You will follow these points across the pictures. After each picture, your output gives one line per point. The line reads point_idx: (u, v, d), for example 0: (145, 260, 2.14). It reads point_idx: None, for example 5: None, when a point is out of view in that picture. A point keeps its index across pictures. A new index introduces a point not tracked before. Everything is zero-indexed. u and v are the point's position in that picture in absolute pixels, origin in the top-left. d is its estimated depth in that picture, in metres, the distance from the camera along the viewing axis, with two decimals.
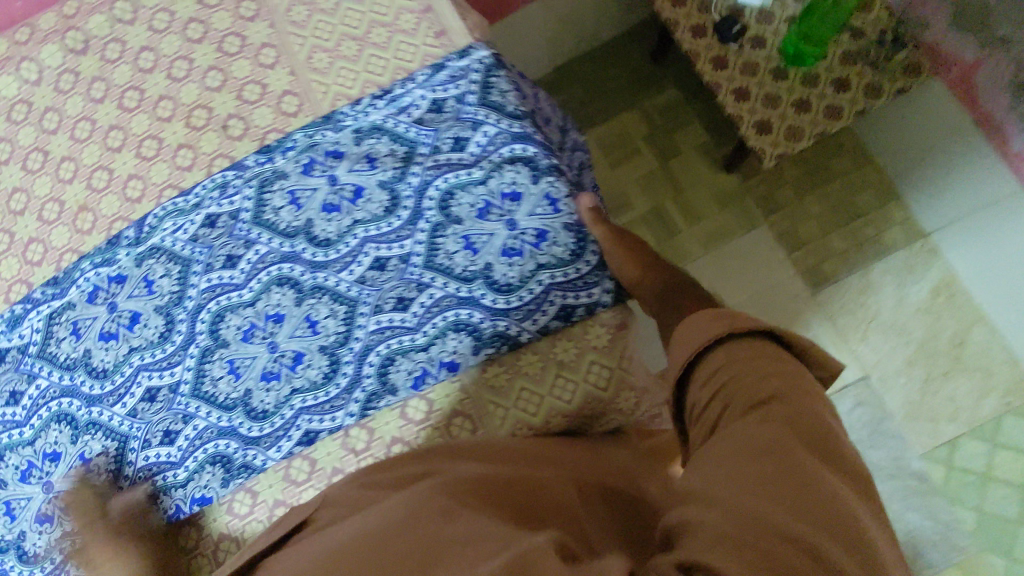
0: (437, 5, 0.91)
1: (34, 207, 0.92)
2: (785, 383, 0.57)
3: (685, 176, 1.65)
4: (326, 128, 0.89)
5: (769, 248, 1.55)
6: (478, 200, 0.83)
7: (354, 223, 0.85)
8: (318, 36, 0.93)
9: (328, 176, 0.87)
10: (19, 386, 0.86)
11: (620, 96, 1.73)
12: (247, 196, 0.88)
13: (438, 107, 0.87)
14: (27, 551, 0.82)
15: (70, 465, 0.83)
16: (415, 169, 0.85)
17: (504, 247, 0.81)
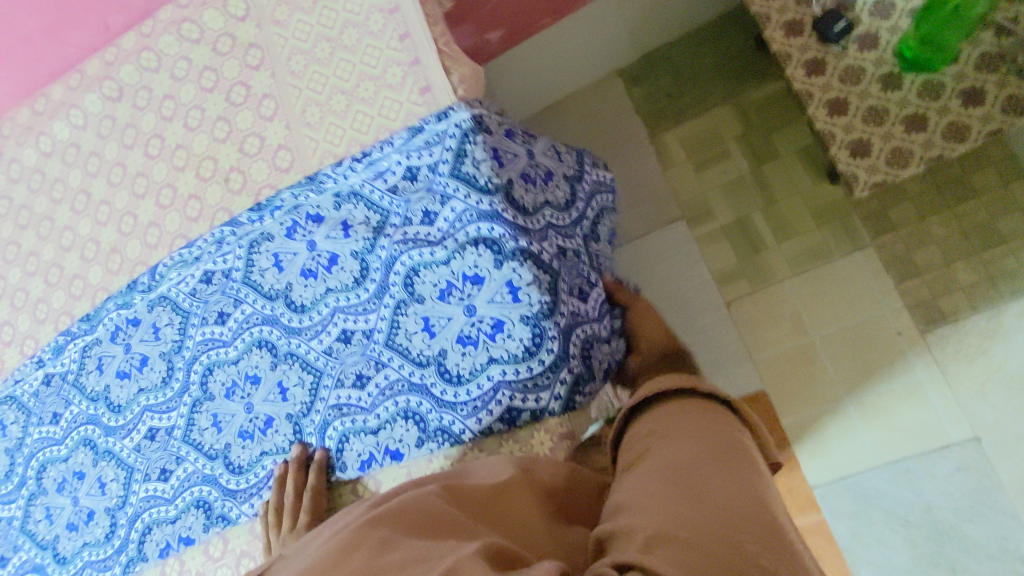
0: (424, 55, 0.84)
1: (78, 245, 1.01)
2: (695, 408, 0.64)
3: (781, 182, 1.32)
4: (309, 190, 0.86)
5: (877, 278, 1.22)
6: (441, 281, 0.79)
7: (328, 291, 0.85)
8: (313, 87, 0.89)
9: (308, 241, 0.86)
10: (60, 408, 0.99)
11: (709, 86, 1.41)
12: (238, 255, 0.90)
13: (412, 175, 0.82)
14: (61, 552, 0.96)
15: (92, 484, 0.95)
16: (384, 242, 0.82)
17: (460, 335, 0.78)
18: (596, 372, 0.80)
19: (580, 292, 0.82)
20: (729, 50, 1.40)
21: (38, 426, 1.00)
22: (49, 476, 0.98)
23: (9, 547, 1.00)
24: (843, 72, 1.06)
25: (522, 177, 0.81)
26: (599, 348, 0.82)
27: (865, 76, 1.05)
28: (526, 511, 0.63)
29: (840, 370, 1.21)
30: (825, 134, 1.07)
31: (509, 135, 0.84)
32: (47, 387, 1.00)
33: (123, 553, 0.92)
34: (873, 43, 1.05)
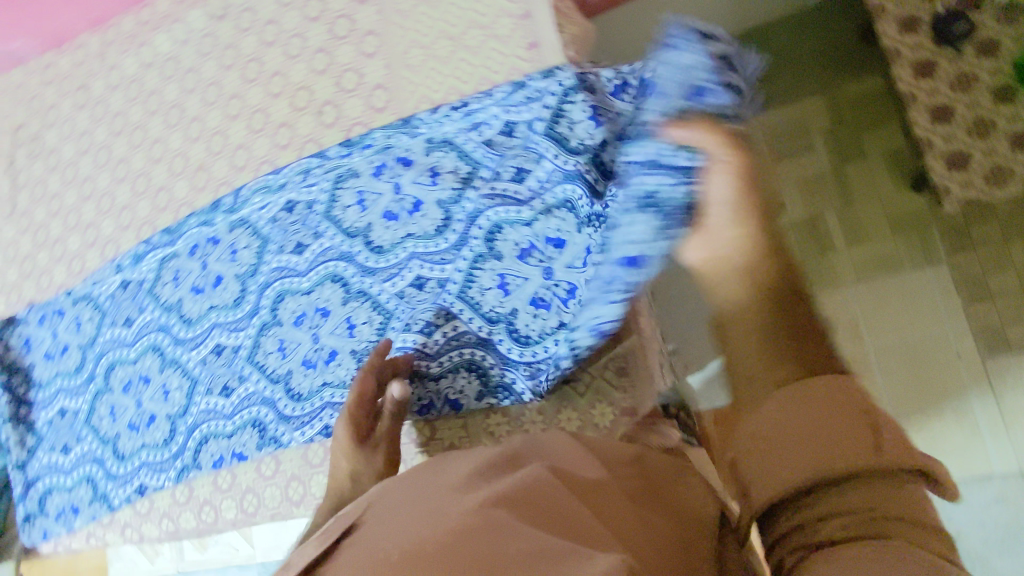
0: (537, 11, 0.83)
1: (167, 158, 1.04)
2: (811, 406, 0.49)
3: (861, 188, 1.25)
4: (405, 134, 0.83)
5: (945, 299, 1.18)
6: (522, 241, 0.85)
7: (408, 236, 0.89)
8: (418, 30, 0.88)
9: (394, 183, 0.89)
10: (132, 313, 1.01)
11: (803, 77, 1.30)
12: (322, 189, 0.88)
13: (508, 130, 0.79)
14: (119, 449, 1.00)
15: (155, 390, 0.99)
16: (471, 195, 0.86)
17: (534, 297, 0.85)
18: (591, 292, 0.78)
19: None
20: (831, 43, 1.29)
21: (110, 328, 1.03)
22: (117, 375, 1.03)
23: (72, 438, 1.04)
24: (954, 79, 1.07)
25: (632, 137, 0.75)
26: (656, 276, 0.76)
27: (977, 82, 1.06)
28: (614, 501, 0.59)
29: (889, 382, 1.17)
30: (923, 141, 1.08)
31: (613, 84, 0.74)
32: (123, 291, 1.03)
33: (176, 461, 0.95)
34: (993, 49, 1.06)
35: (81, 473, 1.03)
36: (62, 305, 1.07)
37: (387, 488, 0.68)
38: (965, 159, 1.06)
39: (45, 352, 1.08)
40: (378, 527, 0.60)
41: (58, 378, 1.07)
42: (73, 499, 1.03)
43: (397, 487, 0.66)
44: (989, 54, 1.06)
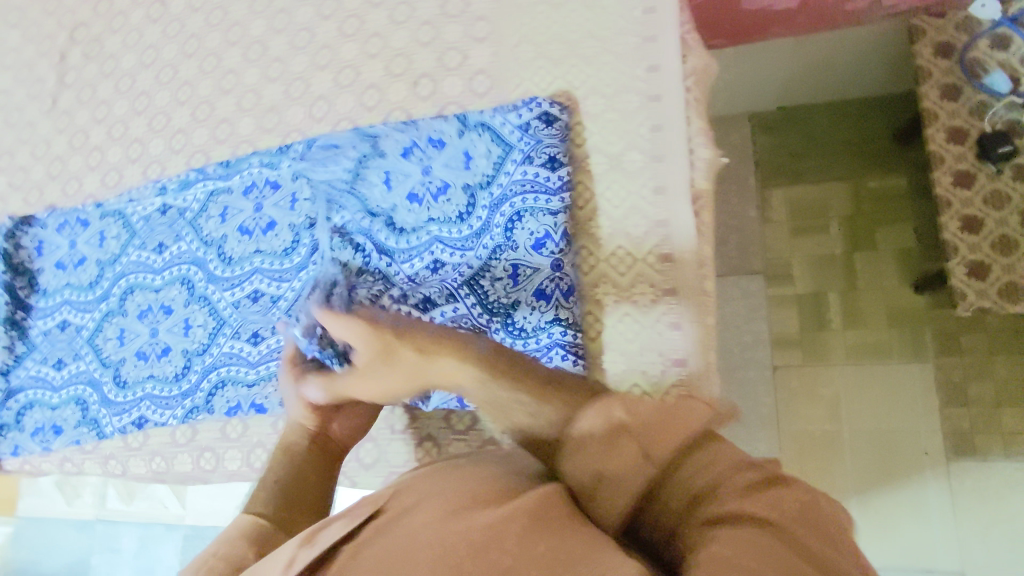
0: (663, 36, 0.83)
1: (237, 92, 1.01)
2: (589, 445, 0.51)
3: (870, 276, 1.28)
4: (398, 130, 0.89)
5: (924, 394, 1.23)
6: (540, 230, 0.79)
7: (431, 220, 0.86)
8: (536, 26, 0.89)
9: (423, 165, 0.86)
10: (167, 240, 0.98)
11: (837, 158, 1.34)
12: (348, 164, 0.89)
13: (490, 140, 0.84)
14: (122, 377, 0.94)
15: (176, 323, 0.95)
16: (509, 167, 0.83)
17: (539, 288, 0.79)
18: None
19: (476, 268, 0.83)
20: (866, 132, 1.34)
21: (139, 249, 0.99)
22: (133, 300, 0.97)
23: (70, 354, 0.98)
24: (987, 194, 1.03)
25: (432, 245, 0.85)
26: (523, 273, 0.80)
27: (1010, 200, 1.02)
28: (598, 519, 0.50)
29: (856, 465, 1.22)
30: (948, 246, 1.04)
31: (408, 148, 0.87)
32: (161, 216, 0.99)
33: (185, 400, 0.91)
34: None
35: (71, 393, 0.96)
36: (91, 216, 1.03)
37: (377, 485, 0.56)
38: (986, 270, 1.02)
39: (59, 260, 1.02)
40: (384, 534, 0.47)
41: (68, 290, 1.01)
42: (54, 418, 0.96)
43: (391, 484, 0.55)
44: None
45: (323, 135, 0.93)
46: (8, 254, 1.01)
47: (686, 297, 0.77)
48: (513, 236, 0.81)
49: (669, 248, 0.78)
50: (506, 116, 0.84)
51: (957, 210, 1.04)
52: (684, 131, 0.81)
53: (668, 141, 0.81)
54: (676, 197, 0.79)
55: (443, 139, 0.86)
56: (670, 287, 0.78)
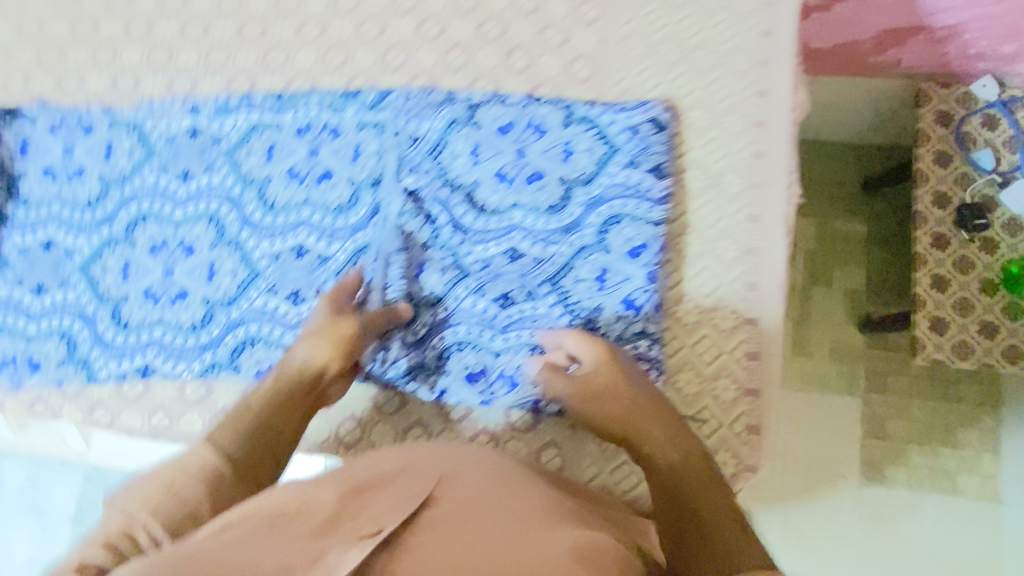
0: (776, 61, 0.85)
1: (298, 17, 0.91)
2: None
3: (823, 309, 1.18)
4: (496, 105, 0.85)
5: (852, 426, 1.13)
6: (637, 238, 0.79)
7: (516, 205, 0.82)
8: (646, 23, 0.87)
9: (518, 147, 0.83)
10: (196, 169, 0.86)
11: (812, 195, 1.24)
12: (434, 128, 0.84)
13: (593, 138, 0.82)
14: (123, 316, 0.82)
15: (198, 265, 0.84)
16: (611, 171, 0.81)
17: (628, 298, 0.78)
18: (454, 370, 0.79)
19: (561, 264, 0.80)
20: (837, 176, 1.25)
21: (157, 173, 0.86)
22: (144, 231, 0.85)
23: (54, 280, 0.84)
24: (958, 258, 0.99)
25: (516, 229, 0.82)
26: (612, 278, 0.79)
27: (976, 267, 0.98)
28: None
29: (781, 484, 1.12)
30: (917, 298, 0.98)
31: (507, 127, 0.84)
32: (189, 141, 0.87)
33: (205, 354, 0.81)
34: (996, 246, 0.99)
35: (52, 325, 0.83)
36: (96, 122, 0.88)
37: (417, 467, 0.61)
38: (941, 329, 0.97)
39: (47, 167, 0.87)
40: (448, 531, 0.51)
41: (58, 205, 0.86)
42: (29, 350, 0.82)
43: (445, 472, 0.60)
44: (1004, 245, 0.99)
45: (411, 92, 0.86)
46: None
47: (767, 329, 0.79)
48: (607, 240, 0.80)
49: (755, 277, 0.80)
50: (615, 115, 0.83)
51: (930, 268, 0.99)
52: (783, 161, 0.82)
53: (769, 169, 0.82)
54: (769, 227, 0.81)
55: (544, 125, 0.83)
56: (752, 315, 0.79)
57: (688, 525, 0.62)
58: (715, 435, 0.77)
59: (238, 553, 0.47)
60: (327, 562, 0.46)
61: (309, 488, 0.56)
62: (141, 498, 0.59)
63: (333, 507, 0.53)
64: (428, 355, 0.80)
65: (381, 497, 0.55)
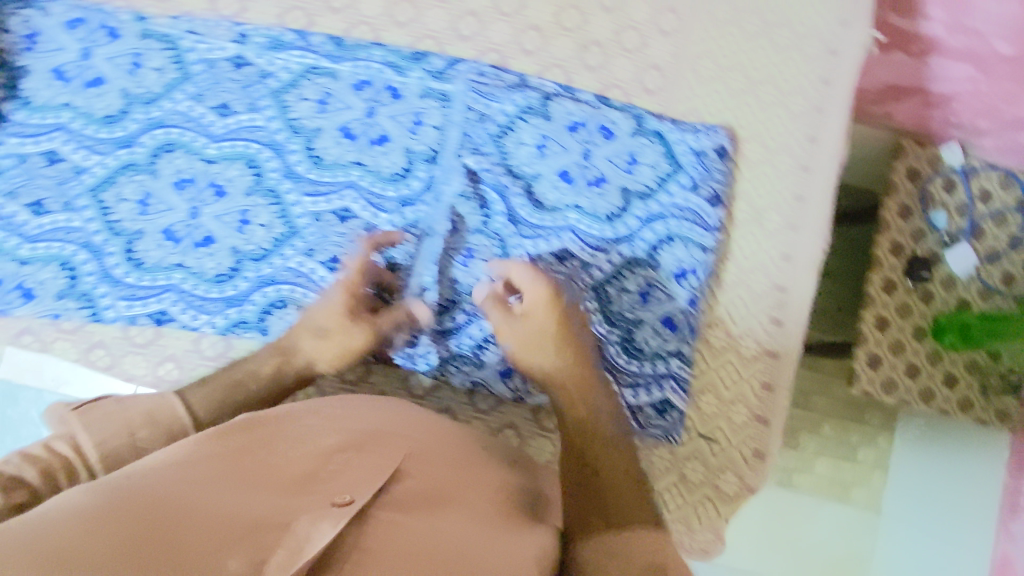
0: (827, 108, 0.86)
1: None
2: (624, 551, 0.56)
3: None
4: (568, 100, 0.83)
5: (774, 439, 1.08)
6: (685, 262, 0.82)
7: (574, 206, 0.81)
8: (721, 45, 0.87)
9: (585, 148, 0.82)
10: (237, 106, 0.79)
11: None
12: (505, 111, 0.81)
13: (662, 155, 0.83)
14: (138, 254, 0.75)
15: (228, 211, 0.77)
16: (670, 189, 0.83)
17: (668, 317, 0.81)
18: (488, 363, 0.78)
19: (612, 271, 0.81)
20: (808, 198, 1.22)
21: (191, 100, 0.78)
22: (171, 162, 0.77)
23: (57, 201, 0.75)
24: (898, 306, 0.96)
25: (571, 232, 0.81)
26: (655, 296, 0.81)
27: (913, 313, 0.96)
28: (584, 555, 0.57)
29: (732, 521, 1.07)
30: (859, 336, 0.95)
31: (578, 126, 0.82)
32: (231, 73, 0.79)
33: (230, 309, 0.75)
34: (932, 297, 0.96)
35: (50, 250, 0.74)
36: (123, 28, 0.78)
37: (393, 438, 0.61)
38: (875, 363, 0.95)
39: (56, 68, 0.77)
40: (416, 514, 0.52)
41: (68, 115, 0.76)
42: (20, 275, 0.73)
43: (420, 450, 0.60)
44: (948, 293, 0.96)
45: (484, 69, 0.83)
46: None
47: (785, 362, 0.83)
48: (658, 258, 0.81)
49: (781, 313, 0.84)
50: (684, 134, 0.84)
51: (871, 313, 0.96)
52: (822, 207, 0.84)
53: (807, 213, 0.84)
54: (802, 269, 0.84)
55: (613, 129, 0.83)
56: (773, 348, 0.83)
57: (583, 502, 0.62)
58: (721, 453, 0.82)
59: (203, 506, 0.46)
60: (297, 531, 0.44)
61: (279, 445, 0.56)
62: (100, 436, 0.57)
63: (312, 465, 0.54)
64: (465, 346, 0.78)
65: (351, 466, 0.55)
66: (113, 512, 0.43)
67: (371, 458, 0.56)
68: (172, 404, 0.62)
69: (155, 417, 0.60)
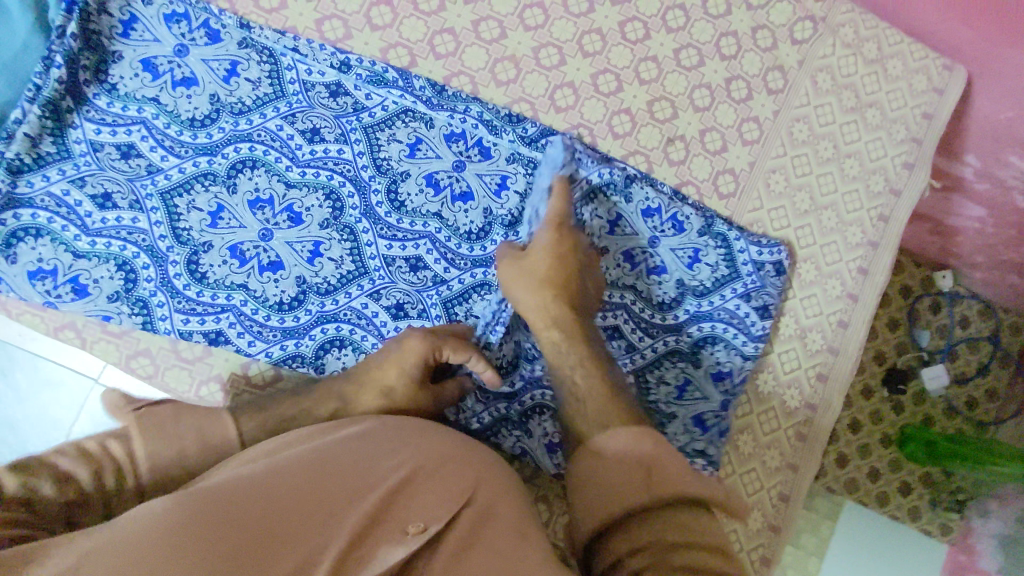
0: (882, 246, 0.91)
1: (480, 10, 0.85)
2: (617, 470, 0.59)
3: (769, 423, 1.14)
4: (647, 186, 0.85)
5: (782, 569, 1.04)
6: (727, 365, 0.85)
7: (632, 287, 0.85)
8: (795, 164, 0.91)
9: (653, 236, 0.85)
10: (328, 136, 0.78)
11: None
12: (583, 186, 0.83)
13: (726, 258, 0.86)
14: (200, 266, 0.74)
15: (302, 240, 0.76)
16: (725, 294, 0.86)
17: (699, 415, 0.84)
18: (535, 433, 0.78)
19: (651, 359, 0.85)
20: None
21: (284, 120, 0.77)
22: (250, 180, 0.76)
23: (126, 198, 0.74)
24: (871, 412, 1.12)
25: (628, 314, 0.85)
26: (691, 392, 0.85)
27: (884, 420, 1.12)
28: (596, 474, 0.60)
29: None
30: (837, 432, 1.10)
31: (649, 213, 0.85)
32: (327, 102, 0.78)
33: (287, 340, 0.75)
34: (902, 406, 1.12)
35: (109, 248, 0.74)
36: (225, 32, 0.78)
37: (462, 455, 0.58)
38: (841, 462, 1.10)
39: (147, 58, 0.76)
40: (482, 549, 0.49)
41: (151, 110, 0.76)
42: (74, 269, 0.73)
43: (486, 472, 0.57)
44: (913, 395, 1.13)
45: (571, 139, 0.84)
46: (86, 15, 0.74)
47: (802, 476, 0.86)
48: (699, 356, 0.85)
49: (807, 429, 0.87)
50: (748, 245, 0.86)
51: (847, 419, 1.10)
52: (856, 338, 0.89)
53: (846, 339, 0.89)
54: (832, 392, 0.88)
55: (684, 224, 0.85)
56: (793, 461, 0.86)
57: (591, 466, 0.61)
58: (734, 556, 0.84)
59: (275, 542, 0.45)
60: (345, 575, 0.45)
61: (348, 468, 0.53)
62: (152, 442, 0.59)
63: (382, 501, 0.50)
64: (514, 409, 0.78)
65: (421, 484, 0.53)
66: (189, 543, 0.42)
67: (441, 481, 0.53)
68: (222, 423, 0.64)
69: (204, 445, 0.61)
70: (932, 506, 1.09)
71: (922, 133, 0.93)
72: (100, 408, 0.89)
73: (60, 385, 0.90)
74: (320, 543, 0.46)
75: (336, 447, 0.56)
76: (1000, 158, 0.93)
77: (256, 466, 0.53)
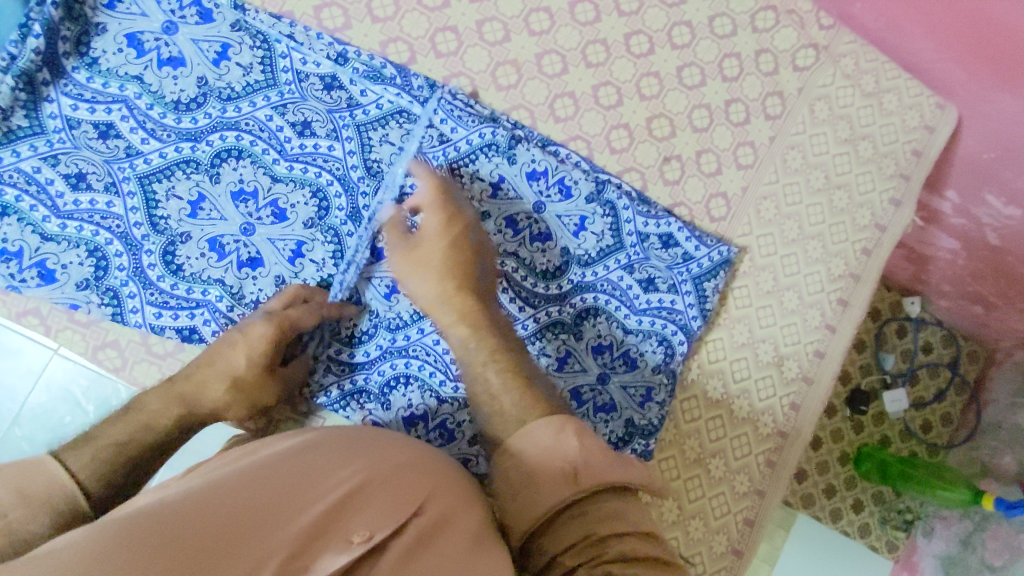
0: (863, 278, 0.91)
1: (485, 9, 0.83)
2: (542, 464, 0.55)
3: None
4: (533, 145, 0.81)
5: None
6: (606, 338, 0.82)
7: (514, 254, 0.81)
8: (787, 191, 0.90)
9: (539, 201, 0.81)
10: (319, 130, 0.76)
11: None
12: (466, 141, 0.79)
13: (617, 230, 0.82)
14: (176, 256, 0.73)
15: (284, 238, 0.74)
16: (607, 265, 0.82)
17: (577, 389, 0.81)
18: (394, 406, 0.75)
19: (532, 330, 0.81)
20: None
21: (273, 111, 0.76)
22: (234, 171, 0.75)
23: (101, 180, 0.73)
24: (830, 431, 1.15)
25: (509, 284, 0.81)
26: (571, 364, 0.81)
27: (844, 438, 1.15)
28: (517, 470, 0.56)
29: None
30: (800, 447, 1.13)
31: (537, 175, 0.81)
32: (321, 95, 0.77)
33: None
34: (861, 425, 1.16)
35: (80, 232, 0.73)
36: (217, 12, 0.76)
37: (420, 465, 0.53)
38: (801, 478, 1.13)
39: (132, 33, 0.75)
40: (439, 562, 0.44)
41: (134, 89, 0.74)
42: (41, 252, 0.72)
43: (446, 482, 0.52)
44: (873, 416, 1.17)
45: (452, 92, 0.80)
46: None
47: (768, 502, 0.86)
48: (581, 328, 0.82)
49: (776, 457, 0.87)
50: (636, 214, 0.82)
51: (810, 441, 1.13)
52: (832, 369, 0.89)
53: (823, 370, 0.89)
54: (804, 422, 0.87)
55: (572, 188, 0.81)
56: (761, 488, 0.86)
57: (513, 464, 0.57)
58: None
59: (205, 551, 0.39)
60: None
61: (293, 476, 0.48)
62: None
63: (330, 508, 0.45)
64: (373, 383, 0.76)
65: (374, 491, 0.47)
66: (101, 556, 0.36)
67: (394, 487, 0.48)
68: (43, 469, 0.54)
69: (28, 489, 0.52)
70: (883, 525, 1.14)
71: (911, 170, 0.92)
72: (59, 381, 0.79)
73: (19, 353, 0.80)
74: (258, 560, 0.40)
75: (273, 462, 0.50)
76: (978, 197, 0.95)
77: (190, 483, 0.47)
